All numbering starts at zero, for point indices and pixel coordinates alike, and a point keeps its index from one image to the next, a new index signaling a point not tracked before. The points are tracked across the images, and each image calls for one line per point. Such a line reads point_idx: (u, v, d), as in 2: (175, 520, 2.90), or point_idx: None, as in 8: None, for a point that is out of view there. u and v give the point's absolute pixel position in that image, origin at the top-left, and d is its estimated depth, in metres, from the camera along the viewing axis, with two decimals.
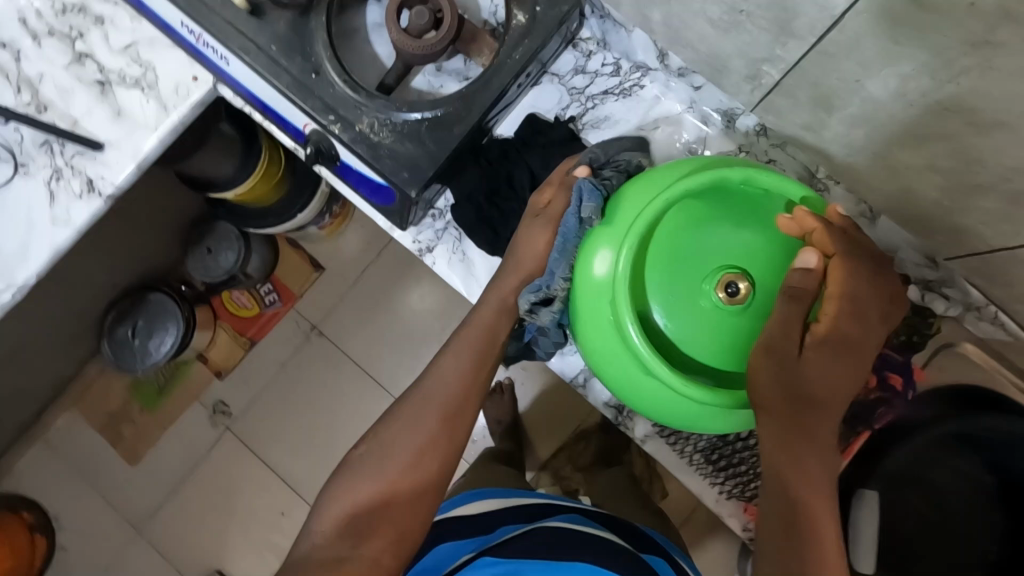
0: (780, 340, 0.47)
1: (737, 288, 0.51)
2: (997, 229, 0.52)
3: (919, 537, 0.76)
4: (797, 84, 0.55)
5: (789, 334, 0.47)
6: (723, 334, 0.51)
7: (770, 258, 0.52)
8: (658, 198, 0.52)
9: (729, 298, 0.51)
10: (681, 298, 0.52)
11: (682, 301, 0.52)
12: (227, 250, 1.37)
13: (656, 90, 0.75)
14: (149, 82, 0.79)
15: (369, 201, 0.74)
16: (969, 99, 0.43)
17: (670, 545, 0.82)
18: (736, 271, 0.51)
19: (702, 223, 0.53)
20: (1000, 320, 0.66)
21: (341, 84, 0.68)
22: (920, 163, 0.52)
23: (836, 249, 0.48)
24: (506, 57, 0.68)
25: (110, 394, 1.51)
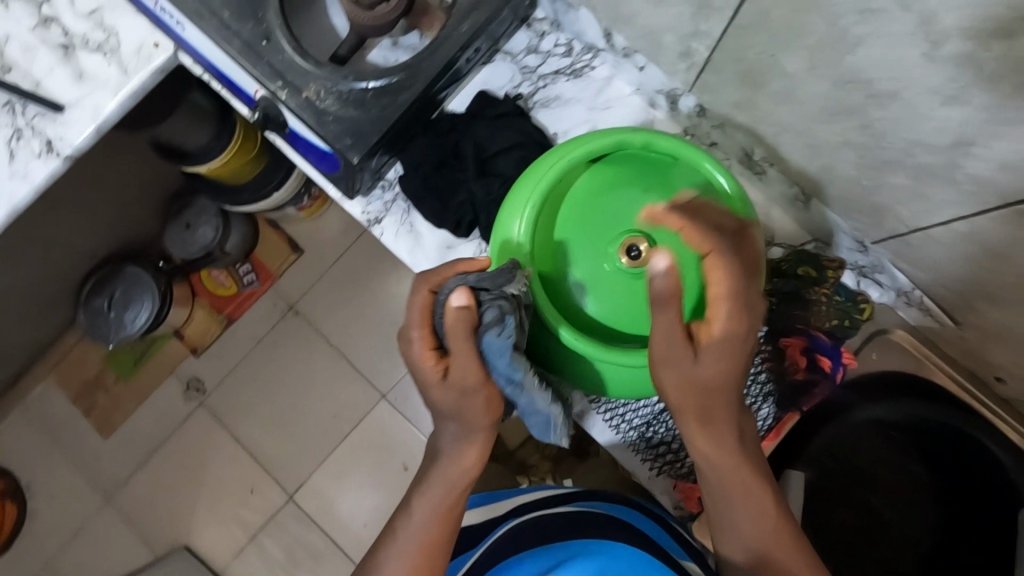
0: (670, 352, 0.52)
1: (637, 250, 0.58)
2: (911, 206, 0.54)
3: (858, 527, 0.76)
4: (723, 60, 0.57)
5: (675, 344, 0.52)
6: (622, 293, 0.59)
7: None
8: (562, 160, 0.59)
9: (631, 260, 0.58)
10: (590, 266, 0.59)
11: (588, 261, 0.59)
12: (206, 225, 1.39)
13: (606, 71, 0.76)
14: (112, 47, 0.81)
15: (318, 168, 0.76)
16: (865, 70, 0.45)
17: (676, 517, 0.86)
18: (637, 236, 0.58)
19: (612, 190, 0.60)
20: (927, 306, 0.67)
21: (290, 51, 0.70)
22: (835, 139, 0.54)
23: (708, 249, 0.51)
24: (453, 29, 0.70)
25: (85, 365, 1.53)
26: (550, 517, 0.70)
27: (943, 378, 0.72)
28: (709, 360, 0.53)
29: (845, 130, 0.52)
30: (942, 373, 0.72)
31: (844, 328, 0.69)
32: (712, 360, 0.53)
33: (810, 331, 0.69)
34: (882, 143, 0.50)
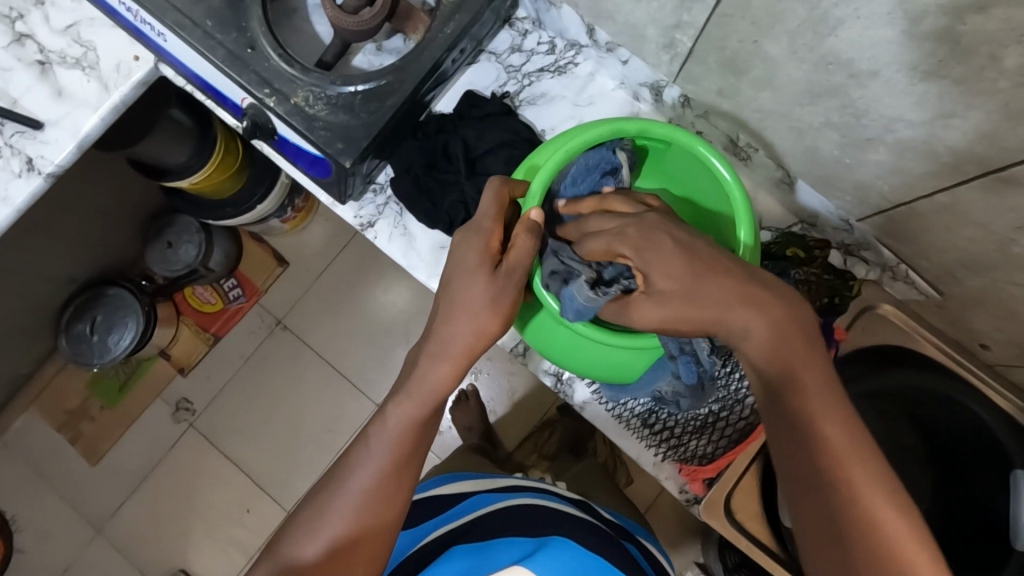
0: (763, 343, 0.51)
1: None
2: (894, 181, 0.56)
3: None
4: (706, 49, 0.59)
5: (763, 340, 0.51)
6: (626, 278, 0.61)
7: None
8: (562, 146, 0.60)
9: None
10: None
11: None
12: (188, 243, 1.36)
13: (589, 67, 0.77)
14: (90, 62, 0.80)
15: (308, 174, 0.76)
16: (845, 52, 0.47)
17: (637, 529, 0.92)
18: None
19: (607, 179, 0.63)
20: (911, 278, 0.69)
21: (276, 58, 0.69)
22: (818, 120, 0.56)
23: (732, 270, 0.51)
24: (437, 31, 0.71)
25: (68, 392, 1.49)
26: (528, 511, 0.74)
27: (930, 348, 0.74)
28: (812, 387, 0.51)
29: (827, 111, 0.54)
30: (927, 342, 0.74)
31: (834, 307, 0.71)
32: (804, 378, 0.51)
33: None
34: (864, 122, 0.52)
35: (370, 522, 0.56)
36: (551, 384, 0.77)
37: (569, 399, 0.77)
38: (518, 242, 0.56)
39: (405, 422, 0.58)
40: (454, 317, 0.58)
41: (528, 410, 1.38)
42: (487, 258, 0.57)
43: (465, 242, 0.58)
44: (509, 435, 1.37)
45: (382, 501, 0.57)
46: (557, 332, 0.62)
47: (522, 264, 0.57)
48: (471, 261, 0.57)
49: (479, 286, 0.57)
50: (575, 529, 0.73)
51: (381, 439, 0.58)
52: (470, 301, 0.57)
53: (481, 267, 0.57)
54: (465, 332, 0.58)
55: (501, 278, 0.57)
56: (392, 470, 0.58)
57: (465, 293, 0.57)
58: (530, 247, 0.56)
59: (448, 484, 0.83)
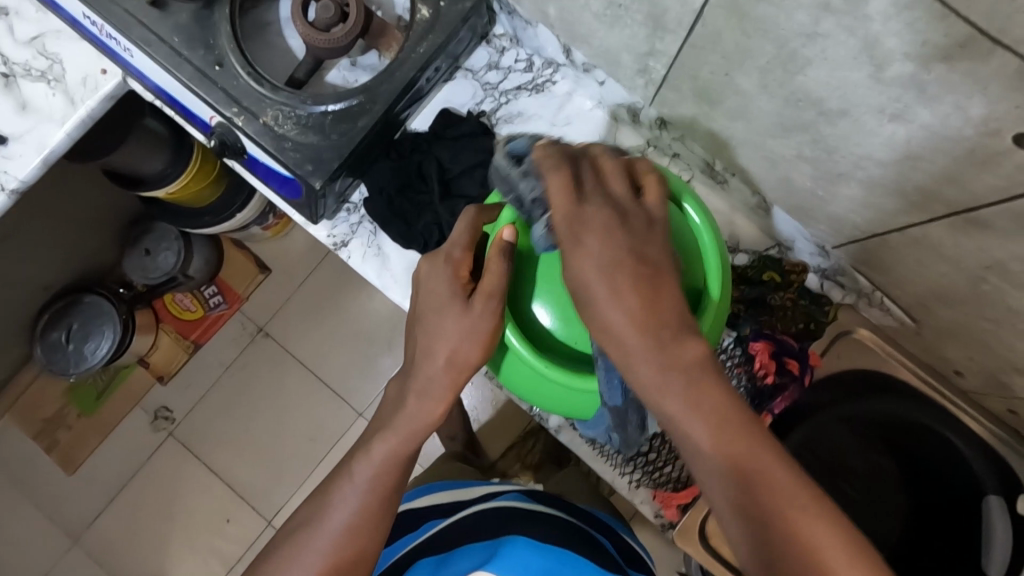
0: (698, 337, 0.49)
1: None
2: (866, 215, 0.55)
3: None
4: (680, 77, 0.58)
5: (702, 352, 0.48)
6: None
7: None
8: None
9: None
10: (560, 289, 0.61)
11: None
12: (167, 250, 1.34)
13: (567, 86, 0.77)
14: (56, 75, 0.78)
15: (280, 194, 0.74)
16: (813, 89, 0.46)
17: (617, 524, 0.90)
18: None
19: None
20: (887, 306, 0.69)
21: (245, 76, 0.68)
22: (791, 152, 0.56)
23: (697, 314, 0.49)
24: (410, 51, 0.69)
25: (44, 400, 1.46)
26: (500, 513, 0.74)
27: (906, 374, 0.74)
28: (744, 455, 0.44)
29: (799, 144, 0.53)
30: (904, 368, 0.74)
31: (808, 331, 0.70)
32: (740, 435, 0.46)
33: (777, 334, 0.70)
34: (835, 157, 0.51)
35: (355, 550, 0.57)
36: (527, 408, 0.77)
37: (545, 422, 0.76)
38: (490, 265, 0.56)
39: (383, 449, 0.59)
40: (432, 351, 0.57)
41: (512, 420, 1.38)
42: (458, 289, 0.57)
43: (435, 269, 0.58)
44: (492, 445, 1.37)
45: (363, 529, 0.57)
46: (518, 368, 0.60)
47: (495, 288, 0.55)
48: (443, 293, 0.57)
49: (453, 321, 0.56)
50: (548, 526, 0.73)
51: (358, 475, 0.59)
52: (445, 333, 0.56)
53: (453, 298, 0.57)
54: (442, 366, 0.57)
55: (475, 310, 0.56)
56: (373, 500, 0.58)
57: (438, 326, 0.57)
58: (502, 271, 0.56)
59: (423, 497, 0.83)
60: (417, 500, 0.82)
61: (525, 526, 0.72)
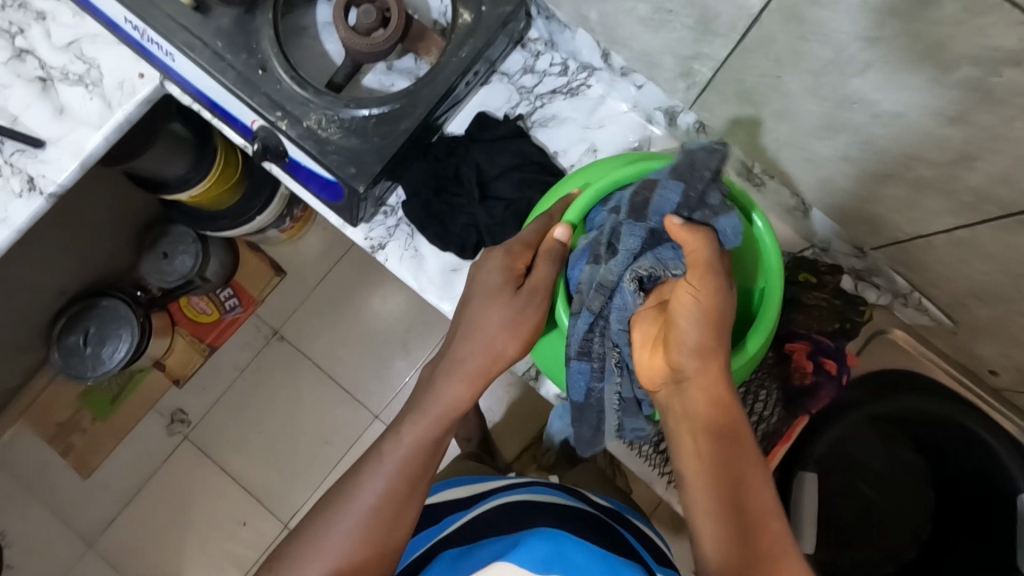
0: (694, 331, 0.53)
1: None
2: (911, 216, 0.56)
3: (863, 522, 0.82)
4: (725, 81, 0.59)
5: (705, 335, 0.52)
6: None
7: None
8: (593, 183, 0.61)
9: None
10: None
11: None
12: (184, 253, 1.34)
13: (601, 90, 0.77)
14: (93, 79, 0.78)
15: (318, 197, 0.75)
16: (871, 92, 0.46)
17: (626, 509, 0.89)
18: None
19: None
20: (925, 306, 0.69)
21: (288, 81, 0.68)
22: (838, 154, 0.56)
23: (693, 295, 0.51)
24: (451, 55, 0.70)
25: (60, 404, 1.45)
26: (518, 506, 0.73)
27: (940, 373, 0.75)
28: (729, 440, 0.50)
29: (847, 145, 0.54)
30: (937, 367, 0.75)
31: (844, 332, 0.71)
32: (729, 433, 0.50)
33: (815, 336, 0.70)
34: (885, 159, 0.52)
35: (381, 535, 0.56)
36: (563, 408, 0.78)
37: None
38: (542, 264, 0.58)
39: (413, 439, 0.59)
40: (472, 335, 0.59)
41: (529, 422, 1.38)
42: (508, 284, 0.59)
43: (489, 261, 0.60)
44: (509, 446, 1.37)
45: (388, 517, 0.57)
46: None
47: (544, 285, 0.58)
48: (493, 283, 0.59)
49: (500, 313, 0.58)
50: (561, 517, 0.71)
51: (387, 459, 0.58)
52: (487, 320, 0.58)
53: (501, 291, 0.59)
54: (484, 353, 0.59)
55: (522, 299, 0.58)
56: (399, 485, 0.58)
57: (483, 314, 0.59)
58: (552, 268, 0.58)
59: (444, 493, 0.84)
60: (440, 495, 0.83)
61: (545, 517, 0.71)
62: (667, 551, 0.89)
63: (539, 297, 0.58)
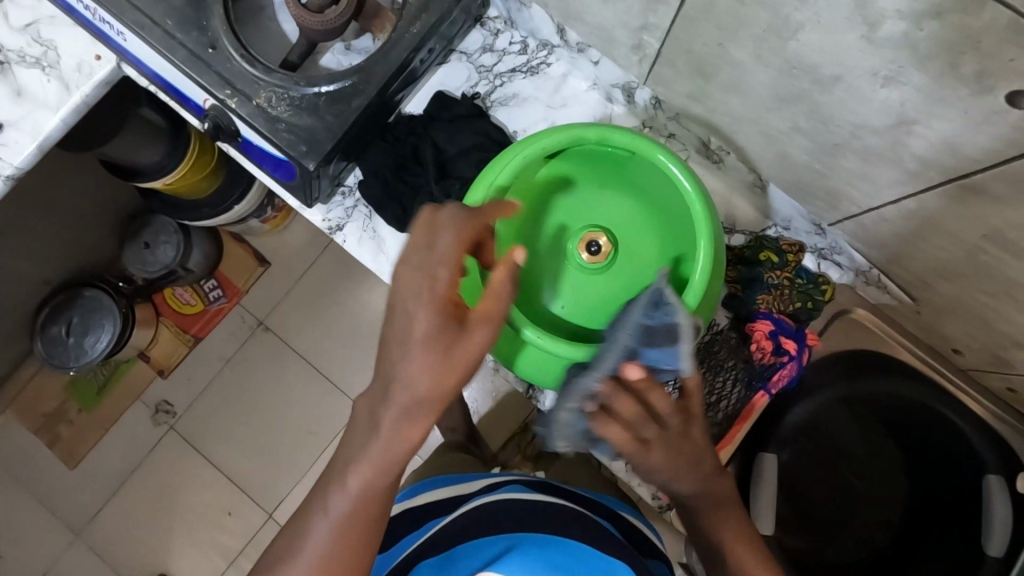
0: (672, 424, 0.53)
1: (597, 246, 0.63)
2: (863, 187, 0.54)
3: (838, 510, 0.78)
4: (673, 52, 0.57)
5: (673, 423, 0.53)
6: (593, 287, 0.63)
7: (627, 220, 0.65)
8: (523, 151, 0.58)
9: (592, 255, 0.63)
10: (547, 262, 0.64)
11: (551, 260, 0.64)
12: (165, 243, 1.34)
13: (562, 68, 0.76)
14: (50, 61, 0.78)
15: (274, 177, 0.74)
16: (810, 56, 0.44)
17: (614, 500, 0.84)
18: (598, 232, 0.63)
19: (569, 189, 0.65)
20: (884, 284, 0.68)
21: (238, 58, 0.67)
22: (786, 126, 0.54)
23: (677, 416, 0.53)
24: (403, 31, 0.68)
25: (47, 394, 1.46)
26: (496, 506, 0.69)
27: (905, 353, 0.74)
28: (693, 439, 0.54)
29: (794, 116, 0.52)
30: (901, 347, 0.74)
31: (807, 310, 0.69)
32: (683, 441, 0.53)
33: (774, 314, 0.67)
34: (830, 127, 0.50)
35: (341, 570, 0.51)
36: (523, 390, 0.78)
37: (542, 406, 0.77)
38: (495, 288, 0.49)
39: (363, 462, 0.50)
40: (411, 361, 0.49)
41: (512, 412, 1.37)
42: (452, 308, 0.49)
43: (416, 283, 0.50)
44: (495, 437, 1.37)
45: (348, 547, 0.51)
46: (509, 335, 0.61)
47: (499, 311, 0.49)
48: (430, 303, 0.49)
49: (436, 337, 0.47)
50: (542, 518, 0.66)
51: (336, 493, 0.51)
52: (430, 341, 0.48)
53: (445, 321, 0.49)
54: (422, 381, 0.48)
55: (473, 333, 0.49)
56: (353, 521, 0.51)
57: (422, 336, 0.49)
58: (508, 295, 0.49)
59: (427, 493, 0.80)
60: (416, 497, 0.80)
61: (527, 522, 0.65)
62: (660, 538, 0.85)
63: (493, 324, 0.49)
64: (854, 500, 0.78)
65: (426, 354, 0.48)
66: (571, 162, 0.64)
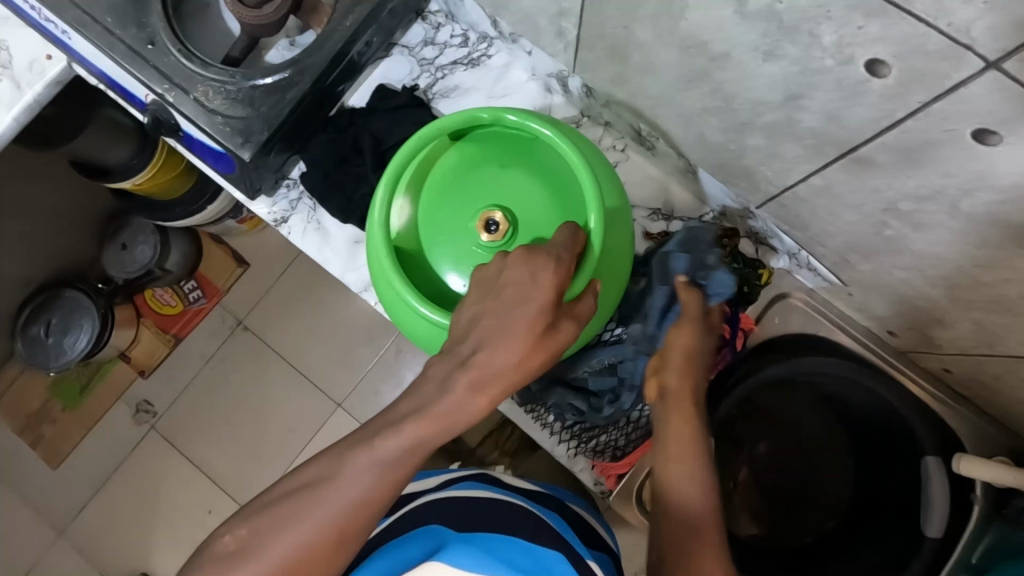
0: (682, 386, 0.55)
1: (495, 224, 0.59)
2: (775, 166, 0.55)
3: (798, 496, 0.79)
4: (590, 37, 0.59)
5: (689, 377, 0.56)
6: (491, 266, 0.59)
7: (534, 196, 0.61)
8: (410, 140, 0.61)
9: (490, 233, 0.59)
10: (451, 241, 0.61)
11: (453, 238, 0.61)
12: (143, 245, 1.36)
13: (503, 60, 0.77)
14: (2, 62, 0.79)
15: (216, 170, 0.75)
16: (697, 33, 0.46)
17: (566, 494, 0.81)
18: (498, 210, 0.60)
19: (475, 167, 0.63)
20: (814, 265, 0.67)
21: (176, 53, 0.69)
22: (697, 105, 0.56)
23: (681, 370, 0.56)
24: (337, 24, 0.70)
25: (30, 395, 1.48)
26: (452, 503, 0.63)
27: (842, 337, 0.74)
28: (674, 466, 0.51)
29: (703, 96, 0.53)
30: (840, 330, 0.74)
31: (743, 293, 0.70)
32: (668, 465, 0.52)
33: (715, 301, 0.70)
34: (733, 104, 0.51)
35: None
36: None
37: None
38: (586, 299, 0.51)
39: (365, 479, 0.46)
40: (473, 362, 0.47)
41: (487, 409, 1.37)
42: (548, 313, 0.48)
43: (511, 281, 0.48)
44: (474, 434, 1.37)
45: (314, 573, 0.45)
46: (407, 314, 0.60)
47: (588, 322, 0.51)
48: (528, 315, 0.48)
49: (522, 345, 0.47)
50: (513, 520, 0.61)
51: (309, 514, 0.46)
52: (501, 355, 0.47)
53: (535, 323, 0.48)
54: (476, 396, 0.47)
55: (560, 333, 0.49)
56: (320, 551, 0.45)
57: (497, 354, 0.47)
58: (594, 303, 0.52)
59: None
60: None
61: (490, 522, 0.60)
62: (615, 542, 0.81)
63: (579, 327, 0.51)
64: (806, 484, 0.79)
65: (502, 357, 0.47)
66: (478, 144, 0.64)
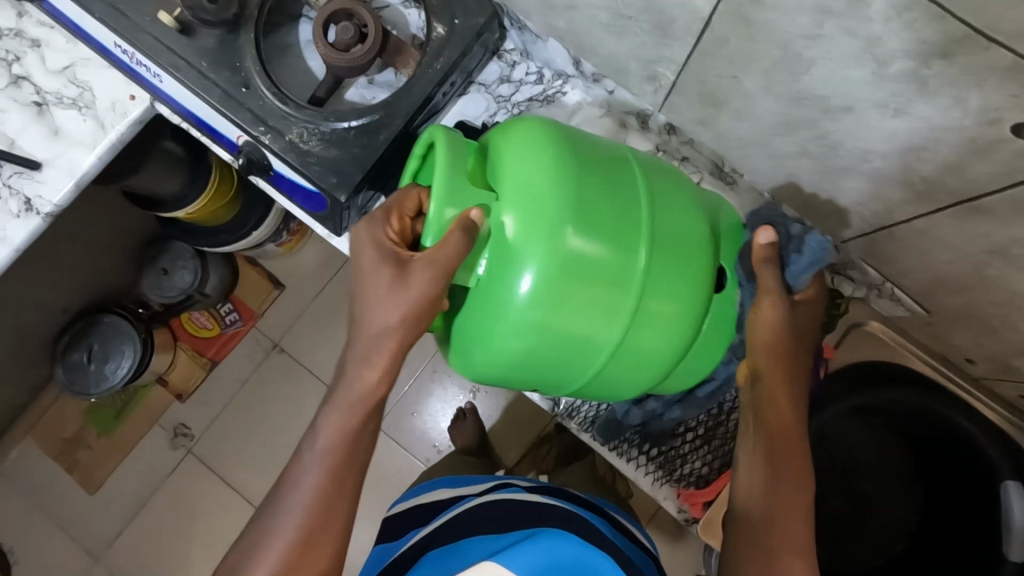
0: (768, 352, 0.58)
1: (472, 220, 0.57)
2: (873, 208, 0.57)
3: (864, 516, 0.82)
4: (687, 83, 0.60)
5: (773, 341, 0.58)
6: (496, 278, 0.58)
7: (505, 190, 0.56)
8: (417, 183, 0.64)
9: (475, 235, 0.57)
10: None
11: None
12: (183, 269, 1.36)
13: (577, 96, 0.79)
14: (86, 102, 0.81)
15: (304, 208, 0.77)
16: (817, 89, 0.48)
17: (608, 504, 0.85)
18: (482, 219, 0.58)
19: None
20: (898, 297, 0.69)
21: (270, 96, 0.71)
22: (795, 150, 0.57)
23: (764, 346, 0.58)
24: (427, 66, 0.72)
25: (65, 421, 1.46)
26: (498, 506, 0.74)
27: (919, 365, 0.76)
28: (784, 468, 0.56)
29: (805, 141, 0.55)
30: (918, 359, 0.76)
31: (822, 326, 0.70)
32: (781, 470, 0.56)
33: None
34: (841, 153, 0.53)
35: (318, 530, 0.59)
36: (549, 409, 0.79)
37: (567, 424, 0.78)
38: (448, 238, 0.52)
39: (319, 466, 0.60)
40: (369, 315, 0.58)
41: (526, 427, 1.37)
42: (392, 260, 0.57)
43: (361, 241, 0.58)
44: (507, 451, 1.36)
45: (319, 531, 0.59)
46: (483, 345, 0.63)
47: (445, 262, 0.53)
48: (369, 265, 0.57)
49: (379, 299, 0.57)
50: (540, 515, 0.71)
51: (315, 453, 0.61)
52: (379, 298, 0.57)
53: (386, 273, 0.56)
54: (371, 370, 0.60)
55: (412, 276, 0.55)
56: (327, 484, 0.60)
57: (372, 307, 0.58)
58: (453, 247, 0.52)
59: (434, 491, 0.87)
60: (428, 495, 0.86)
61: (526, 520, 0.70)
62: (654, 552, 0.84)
63: (438, 270, 0.53)
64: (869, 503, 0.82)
65: (377, 303, 0.57)
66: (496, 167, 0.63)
